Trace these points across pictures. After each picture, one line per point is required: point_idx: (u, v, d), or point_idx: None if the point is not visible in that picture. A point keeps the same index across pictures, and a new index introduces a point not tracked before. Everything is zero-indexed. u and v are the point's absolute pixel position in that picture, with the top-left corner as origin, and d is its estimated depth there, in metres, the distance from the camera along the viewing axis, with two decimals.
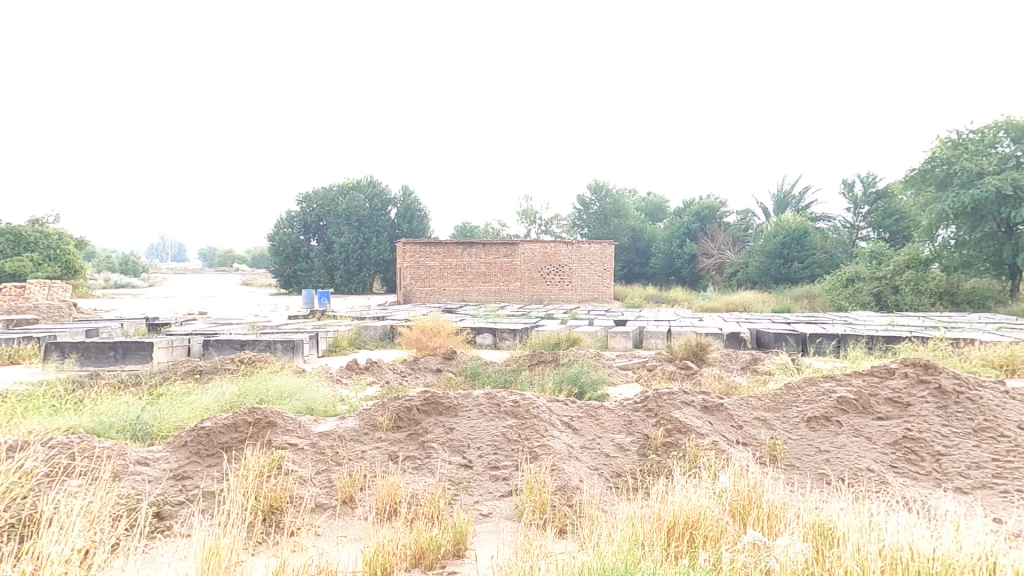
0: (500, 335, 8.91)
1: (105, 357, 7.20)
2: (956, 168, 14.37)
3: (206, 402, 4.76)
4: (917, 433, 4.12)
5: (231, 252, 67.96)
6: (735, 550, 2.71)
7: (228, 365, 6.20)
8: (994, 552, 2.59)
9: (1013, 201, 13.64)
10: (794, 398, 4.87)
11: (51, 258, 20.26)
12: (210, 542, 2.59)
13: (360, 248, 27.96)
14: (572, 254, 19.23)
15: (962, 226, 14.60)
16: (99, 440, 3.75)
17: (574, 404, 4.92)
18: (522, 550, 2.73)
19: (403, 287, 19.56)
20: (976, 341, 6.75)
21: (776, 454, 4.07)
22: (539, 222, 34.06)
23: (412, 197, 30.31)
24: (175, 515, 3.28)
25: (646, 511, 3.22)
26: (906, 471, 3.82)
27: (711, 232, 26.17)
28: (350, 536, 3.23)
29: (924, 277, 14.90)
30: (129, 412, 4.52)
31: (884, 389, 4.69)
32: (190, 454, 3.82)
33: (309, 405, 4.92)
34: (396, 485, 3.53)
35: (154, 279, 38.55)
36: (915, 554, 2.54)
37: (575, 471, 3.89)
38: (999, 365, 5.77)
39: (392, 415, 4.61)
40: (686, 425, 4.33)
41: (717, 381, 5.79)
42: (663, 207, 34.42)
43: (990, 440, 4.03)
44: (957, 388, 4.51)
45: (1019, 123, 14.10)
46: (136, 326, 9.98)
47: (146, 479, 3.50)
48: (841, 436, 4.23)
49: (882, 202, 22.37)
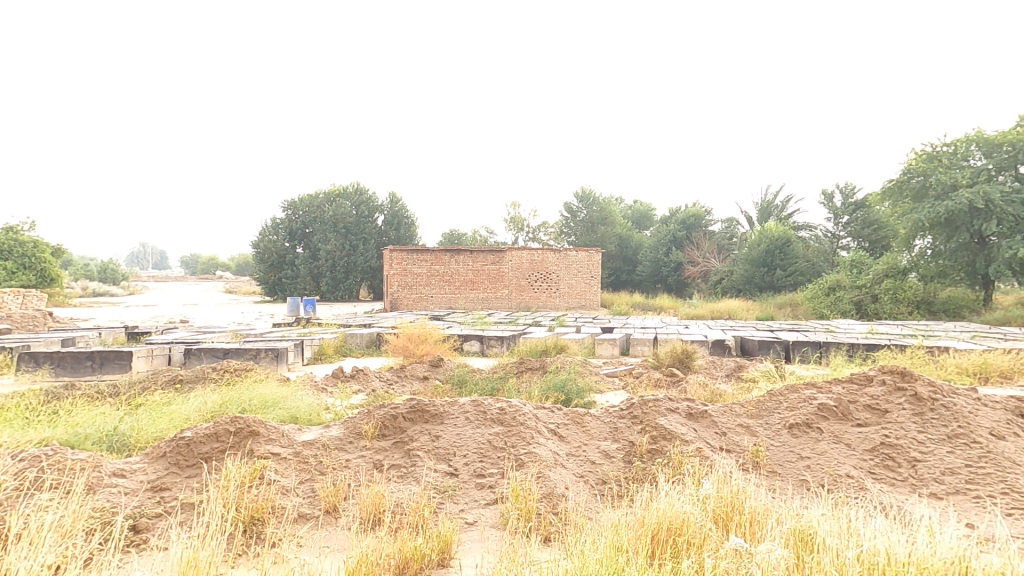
0: (487, 342, 8.89)
1: (81, 366, 7.07)
2: (932, 180, 14.72)
3: (186, 412, 4.68)
4: (894, 439, 4.20)
5: (215, 258, 66.79)
6: (717, 556, 2.75)
7: (211, 373, 6.09)
8: (967, 556, 2.66)
9: (985, 214, 13.93)
10: (776, 405, 4.96)
11: (25, 266, 19.89)
12: (187, 556, 2.58)
13: (346, 255, 27.80)
14: (559, 261, 19.27)
15: (937, 237, 14.86)
16: (74, 452, 3.68)
17: (560, 412, 4.97)
18: (507, 559, 2.75)
19: (390, 294, 19.48)
20: (950, 350, 6.91)
21: (758, 460, 4.12)
22: (527, 229, 34.25)
23: (399, 204, 30.30)
24: (152, 528, 3.22)
25: (629, 518, 3.26)
26: (883, 477, 3.89)
27: (696, 240, 26.51)
28: (333, 546, 3.22)
29: (901, 285, 15.16)
30: (105, 423, 4.43)
31: (862, 395, 4.81)
32: (170, 465, 3.77)
33: (293, 413, 4.88)
34: (380, 494, 3.52)
35: (131, 286, 38.04)
36: (891, 559, 2.61)
37: (560, 478, 3.92)
38: (974, 373, 5.91)
39: (377, 422, 4.59)
40: (671, 431, 4.37)
41: (702, 388, 5.84)
42: (649, 215, 34.85)
43: (963, 446, 4.10)
44: (932, 395, 4.60)
45: (990, 138, 14.45)
46: (115, 335, 9.78)
47: (122, 491, 3.45)
48: (822, 442, 4.31)
49: (861, 212, 22.83)
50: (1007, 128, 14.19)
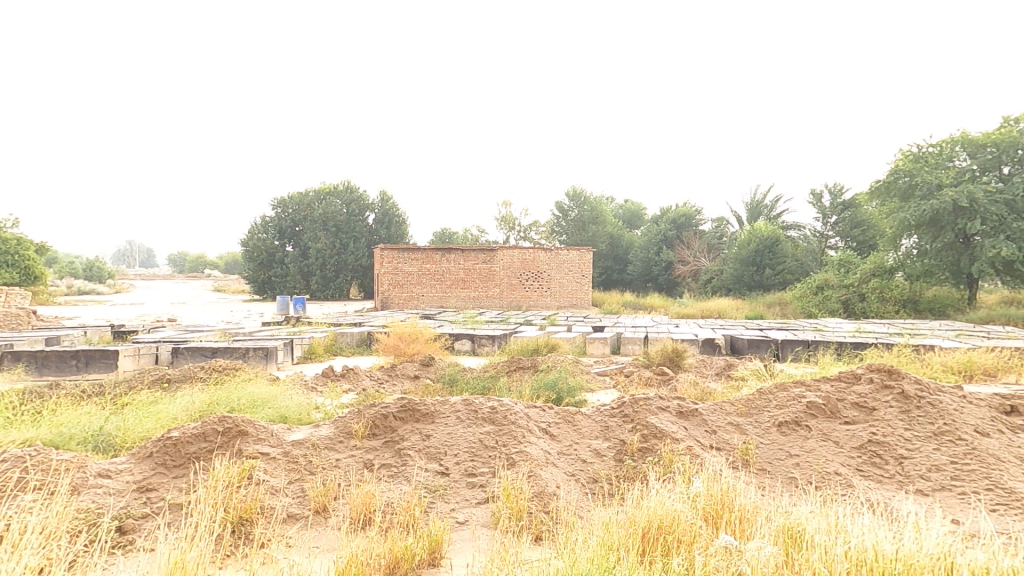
0: (478, 342, 8.88)
1: (66, 365, 7.00)
2: (918, 180, 14.90)
3: (174, 411, 4.64)
4: (881, 437, 4.23)
5: (203, 257, 66.43)
6: (708, 554, 2.77)
7: (199, 373, 6.04)
8: (952, 552, 2.69)
9: (968, 213, 14.07)
10: (765, 403, 4.99)
11: (8, 264, 19.70)
12: (175, 557, 2.55)
13: (337, 254, 27.71)
14: (551, 260, 19.27)
15: (923, 236, 14.99)
16: (58, 452, 3.65)
17: (552, 411, 4.96)
18: (499, 558, 2.74)
19: (381, 293, 19.45)
20: (936, 348, 6.99)
21: (748, 458, 4.15)
22: (518, 229, 34.32)
23: (390, 203, 30.23)
24: (138, 529, 3.19)
25: (621, 516, 3.26)
26: (870, 474, 3.93)
27: (686, 240, 26.63)
28: (323, 546, 3.19)
29: (888, 284, 15.31)
30: (90, 423, 4.38)
31: (850, 393, 4.85)
32: (156, 465, 3.73)
33: (282, 413, 4.85)
34: (370, 494, 3.51)
35: (118, 284, 37.81)
36: (879, 555, 2.63)
37: (552, 477, 3.92)
38: (958, 371, 5.98)
39: (368, 421, 4.57)
40: (662, 430, 4.39)
41: (692, 387, 5.87)
42: (640, 215, 35.04)
43: (949, 443, 4.14)
44: (919, 393, 4.65)
45: (974, 138, 14.66)
46: (101, 334, 9.68)
47: (108, 491, 3.42)
48: (811, 440, 4.34)
49: (849, 212, 23.05)
50: (990, 129, 14.42)
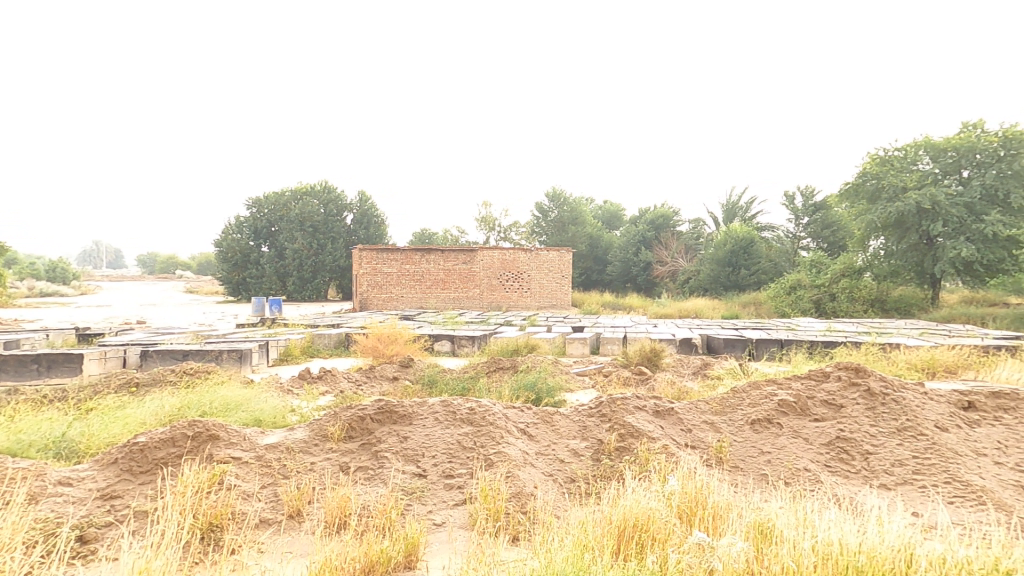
0: (458, 342, 8.87)
1: (27, 370, 6.76)
2: (884, 183, 15.34)
3: (141, 416, 4.54)
4: (849, 433, 4.35)
5: (174, 257, 64.66)
6: (680, 552, 2.80)
7: (169, 376, 5.91)
8: (912, 544, 2.78)
9: (932, 215, 14.51)
10: (739, 402, 5.09)
11: None
12: (139, 565, 2.50)
13: (314, 255, 27.39)
14: (531, 261, 19.34)
15: (890, 237, 15.44)
16: (14, 461, 3.53)
17: (530, 411, 4.98)
18: (474, 559, 2.75)
19: (359, 294, 19.27)
20: (902, 346, 7.22)
21: (722, 455, 4.22)
22: (499, 230, 34.38)
23: (368, 203, 30.04)
24: (100, 538, 3.11)
25: (597, 516, 3.29)
26: (838, 470, 4.03)
27: (665, 241, 26.97)
28: (296, 551, 3.15)
29: (857, 284, 15.70)
30: (52, 429, 4.26)
31: (820, 391, 4.97)
32: (122, 472, 3.64)
33: (256, 416, 4.78)
34: (346, 497, 3.48)
35: (83, 286, 36.45)
36: (844, 548, 2.70)
37: (529, 477, 3.93)
38: (922, 368, 6.17)
39: (344, 424, 4.53)
40: (638, 429, 4.43)
41: (670, 386, 5.94)
42: (619, 216, 35.40)
43: (911, 438, 4.27)
44: (884, 390, 4.79)
45: (937, 143, 15.15)
46: (64, 337, 9.38)
47: (69, 500, 3.33)
48: (782, 437, 4.44)
49: (821, 213, 23.59)
50: (950, 135, 14.94)
